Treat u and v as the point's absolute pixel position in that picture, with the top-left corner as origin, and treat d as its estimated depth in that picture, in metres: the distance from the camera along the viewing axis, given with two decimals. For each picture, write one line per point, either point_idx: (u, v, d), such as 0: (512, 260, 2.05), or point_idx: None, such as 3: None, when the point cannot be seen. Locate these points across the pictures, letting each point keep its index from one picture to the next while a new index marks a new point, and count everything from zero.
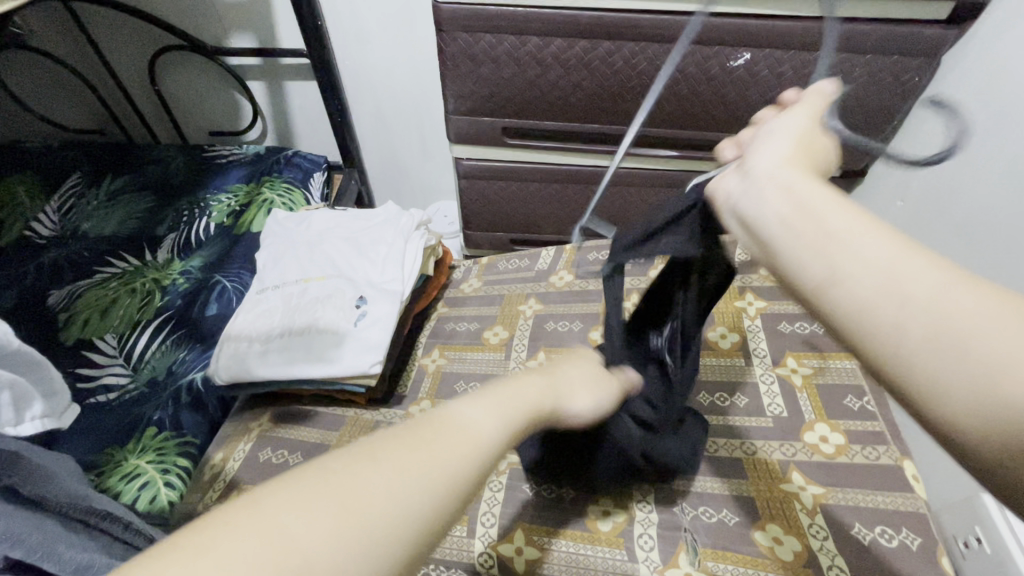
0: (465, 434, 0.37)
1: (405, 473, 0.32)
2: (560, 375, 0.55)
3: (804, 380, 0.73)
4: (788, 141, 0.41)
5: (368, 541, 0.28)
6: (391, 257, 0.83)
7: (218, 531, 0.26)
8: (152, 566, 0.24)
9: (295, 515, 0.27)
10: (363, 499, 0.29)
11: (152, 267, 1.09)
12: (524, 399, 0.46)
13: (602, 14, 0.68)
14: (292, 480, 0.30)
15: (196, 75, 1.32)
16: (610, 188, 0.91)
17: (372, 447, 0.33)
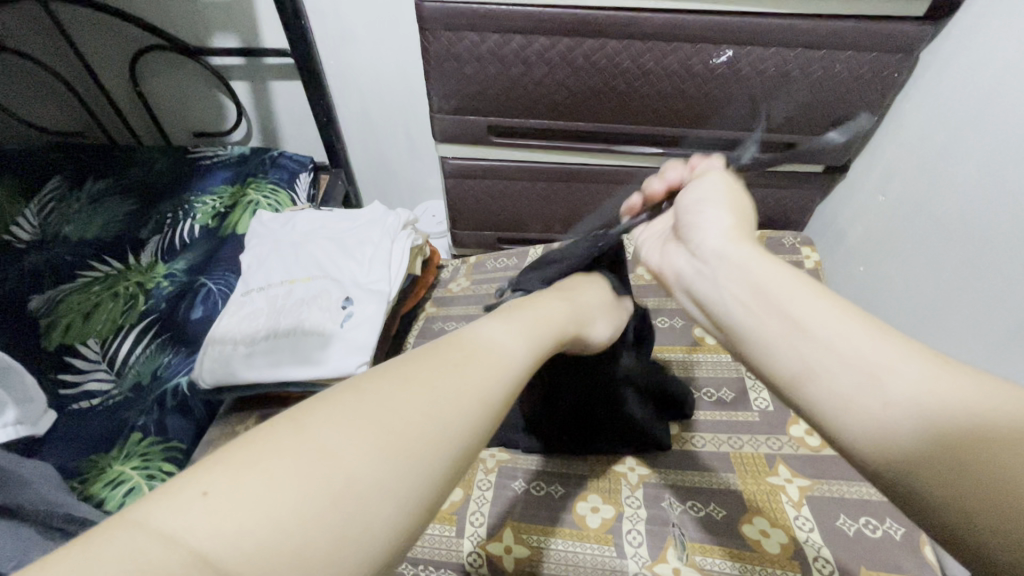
0: (485, 360, 0.38)
1: (438, 399, 0.32)
2: (575, 301, 0.60)
3: None
4: (725, 213, 0.52)
5: (413, 463, 0.28)
6: (378, 258, 0.82)
7: (267, 456, 0.26)
8: (212, 479, 0.24)
9: (345, 439, 0.28)
10: (410, 414, 0.30)
11: (136, 270, 1.07)
12: (541, 318, 0.50)
13: (584, 12, 0.68)
14: (337, 407, 0.30)
15: (178, 75, 1.30)
16: (596, 186, 0.91)
17: (398, 377, 0.33)
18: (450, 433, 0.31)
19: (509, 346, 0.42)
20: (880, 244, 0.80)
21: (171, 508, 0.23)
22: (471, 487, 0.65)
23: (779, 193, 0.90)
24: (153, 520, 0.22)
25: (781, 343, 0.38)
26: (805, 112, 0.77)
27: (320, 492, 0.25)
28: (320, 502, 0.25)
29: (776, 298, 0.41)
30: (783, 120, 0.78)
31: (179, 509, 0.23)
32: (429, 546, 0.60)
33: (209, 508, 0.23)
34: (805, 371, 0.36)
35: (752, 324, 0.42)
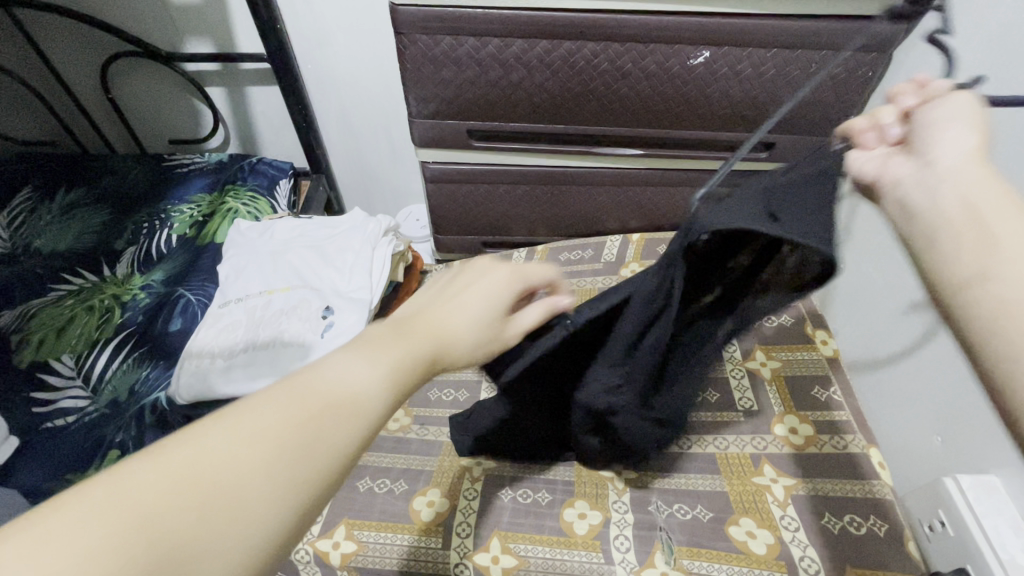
0: (339, 399, 0.33)
1: (271, 450, 0.30)
2: (448, 309, 0.44)
3: (773, 373, 0.74)
4: (972, 131, 0.36)
5: (224, 527, 0.27)
6: (358, 266, 0.81)
7: (73, 517, 0.25)
8: (1, 552, 0.23)
9: (151, 501, 0.26)
10: (219, 477, 0.28)
11: (111, 282, 1.05)
12: (428, 339, 0.42)
13: (561, 15, 0.68)
14: (161, 463, 0.28)
15: (153, 82, 1.27)
16: (578, 188, 0.90)
17: (240, 424, 0.30)
18: (282, 488, 0.29)
19: (375, 380, 0.36)
20: (860, 241, 0.81)
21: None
22: (456, 497, 0.64)
23: None
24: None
25: (965, 250, 0.32)
26: (784, 111, 0.77)
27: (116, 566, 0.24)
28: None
29: (1009, 214, 0.32)
30: (761, 119, 0.78)
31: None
32: (415, 558, 0.59)
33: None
34: (984, 275, 0.31)
35: (948, 239, 0.33)
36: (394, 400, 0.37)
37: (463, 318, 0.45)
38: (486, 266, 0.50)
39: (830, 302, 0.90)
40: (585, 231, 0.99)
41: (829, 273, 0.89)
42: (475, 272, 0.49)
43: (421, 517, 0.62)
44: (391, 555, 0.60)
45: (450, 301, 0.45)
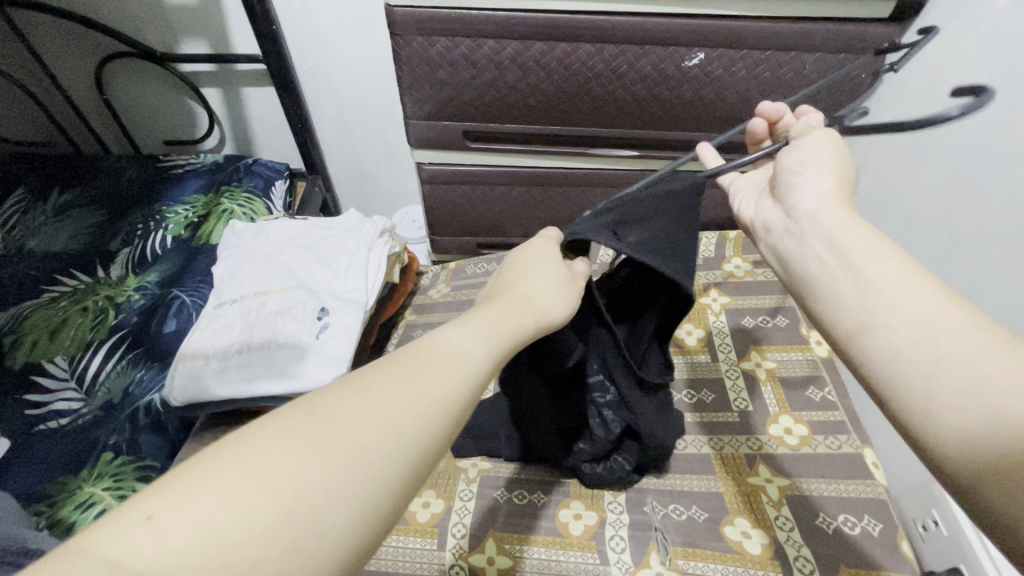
0: (442, 366, 0.37)
1: (390, 410, 0.33)
2: (524, 279, 0.49)
3: (768, 373, 0.75)
4: (828, 175, 0.44)
5: (360, 477, 0.29)
6: (354, 267, 0.81)
7: (221, 474, 0.27)
8: (160, 503, 0.25)
9: (293, 451, 0.29)
10: (348, 423, 0.31)
11: (105, 284, 1.04)
12: (510, 313, 0.45)
13: (555, 16, 0.68)
14: (296, 425, 0.30)
15: (148, 83, 1.27)
16: (573, 189, 0.90)
17: (360, 391, 0.33)
18: (402, 442, 0.32)
19: (472, 350, 0.40)
20: None
21: (121, 531, 0.24)
22: (452, 498, 0.64)
23: None
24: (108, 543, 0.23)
25: (848, 299, 0.38)
26: None
27: (273, 508, 0.26)
28: (278, 521, 0.26)
29: (869, 257, 0.39)
30: None
31: (127, 532, 0.24)
32: (411, 559, 0.59)
33: (161, 530, 0.24)
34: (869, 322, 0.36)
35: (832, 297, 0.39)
36: (491, 366, 0.41)
37: (543, 294, 0.48)
38: (533, 251, 0.53)
39: None
40: None
41: None
42: (531, 248, 0.53)
43: (417, 518, 0.62)
44: (386, 557, 0.60)
45: (524, 276, 0.50)
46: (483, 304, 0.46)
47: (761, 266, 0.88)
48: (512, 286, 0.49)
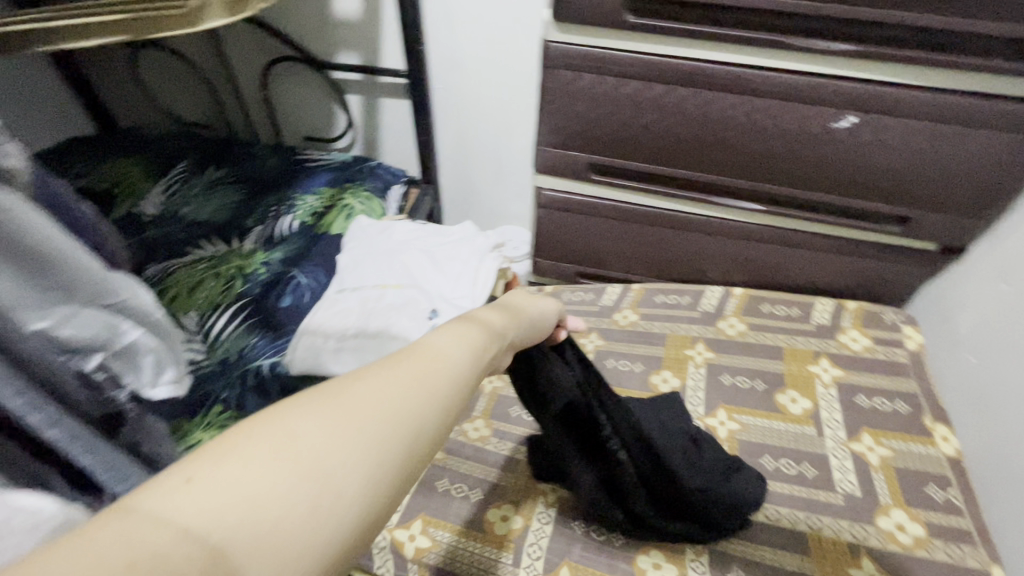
0: (445, 359, 0.34)
1: (404, 392, 0.29)
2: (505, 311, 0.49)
3: (881, 460, 0.69)
4: None
5: (373, 447, 0.26)
6: (465, 276, 0.86)
7: (236, 446, 0.23)
8: (199, 467, 0.22)
9: (312, 425, 0.25)
10: (364, 398, 0.28)
11: (238, 254, 1.17)
12: (490, 329, 0.43)
13: (707, 66, 0.69)
14: (306, 401, 0.27)
15: (302, 84, 1.42)
16: (687, 233, 0.90)
17: (368, 372, 0.30)
18: (411, 419, 0.28)
19: (469, 357, 0.36)
20: (995, 338, 0.74)
21: (164, 491, 0.21)
22: (530, 518, 0.65)
23: (883, 266, 0.86)
24: (151, 509, 0.20)
25: None
26: (927, 187, 0.73)
27: (287, 471, 0.23)
28: (294, 488, 0.22)
29: None
30: (900, 192, 0.74)
31: (164, 492, 0.21)
32: (487, 568, 0.60)
33: (195, 493, 0.21)
34: None
35: None
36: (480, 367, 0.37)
37: (504, 321, 0.47)
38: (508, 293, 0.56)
39: (951, 399, 0.81)
40: (683, 277, 0.98)
41: (953, 369, 0.82)
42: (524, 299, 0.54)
43: (494, 529, 0.64)
44: (459, 558, 0.61)
45: (504, 311, 0.48)
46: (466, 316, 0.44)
47: (882, 344, 0.83)
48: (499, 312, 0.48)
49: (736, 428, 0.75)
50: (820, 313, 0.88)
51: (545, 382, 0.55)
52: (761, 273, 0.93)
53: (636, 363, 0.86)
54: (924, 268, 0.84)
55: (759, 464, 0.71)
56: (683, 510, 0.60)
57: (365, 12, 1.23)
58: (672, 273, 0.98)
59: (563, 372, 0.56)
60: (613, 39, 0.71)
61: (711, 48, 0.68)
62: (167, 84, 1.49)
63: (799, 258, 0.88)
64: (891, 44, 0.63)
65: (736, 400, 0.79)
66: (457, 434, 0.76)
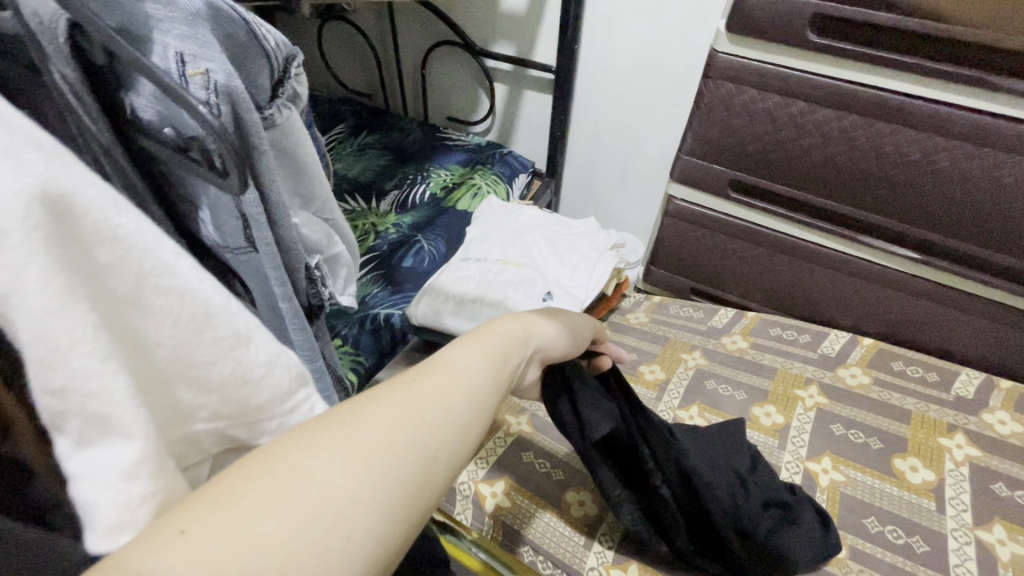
0: (452, 381, 0.33)
1: (408, 423, 0.28)
2: (530, 321, 0.47)
3: (1013, 558, 0.61)
4: None
5: (380, 484, 0.25)
6: (582, 268, 0.89)
7: (233, 489, 0.22)
8: (193, 513, 0.21)
9: (317, 462, 0.24)
10: (372, 432, 0.27)
11: (374, 213, 1.30)
12: (508, 338, 0.42)
13: (887, 96, 0.66)
14: (308, 431, 0.26)
15: (456, 69, 1.52)
16: (820, 269, 0.86)
17: (372, 398, 0.29)
18: (415, 450, 0.27)
19: (483, 376, 0.35)
20: None
21: (154, 543, 0.20)
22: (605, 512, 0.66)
23: None
24: (147, 566, 0.19)
25: None
26: None
27: (289, 515, 0.22)
28: (301, 535, 0.22)
29: None
30: None
31: (157, 546, 0.20)
32: (557, 543, 0.63)
33: (192, 546, 0.20)
34: None
35: None
36: (495, 384, 0.36)
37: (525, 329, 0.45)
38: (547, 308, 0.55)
39: None
40: (808, 315, 0.92)
41: None
42: (548, 315, 0.51)
43: (570, 510, 0.66)
44: (536, 531, 0.65)
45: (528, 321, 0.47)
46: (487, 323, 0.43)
47: None
48: (525, 321, 0.46)
49: (840, 481, 0.70)
50: (963, 386, 0.79)
51: (581, 407, 0.54)
52: (900, 328, 0.85)
53: (738, 390, 0.83)
54: None
55: (860, 523, 0.66)
56: (723, 557, 0.57)
57: (531, 9, 1.30)
58: (795, 309, 0.93)
59: (597, 403, 0.55)
60: (784, 56, 0.70)
61: (897, 77, 0.64)
62: (345, 52, 1.67)
63: (948, 320, 0.80)
64: None
65: (846, 453, 0.73)
66: (546, 414, 0.79)
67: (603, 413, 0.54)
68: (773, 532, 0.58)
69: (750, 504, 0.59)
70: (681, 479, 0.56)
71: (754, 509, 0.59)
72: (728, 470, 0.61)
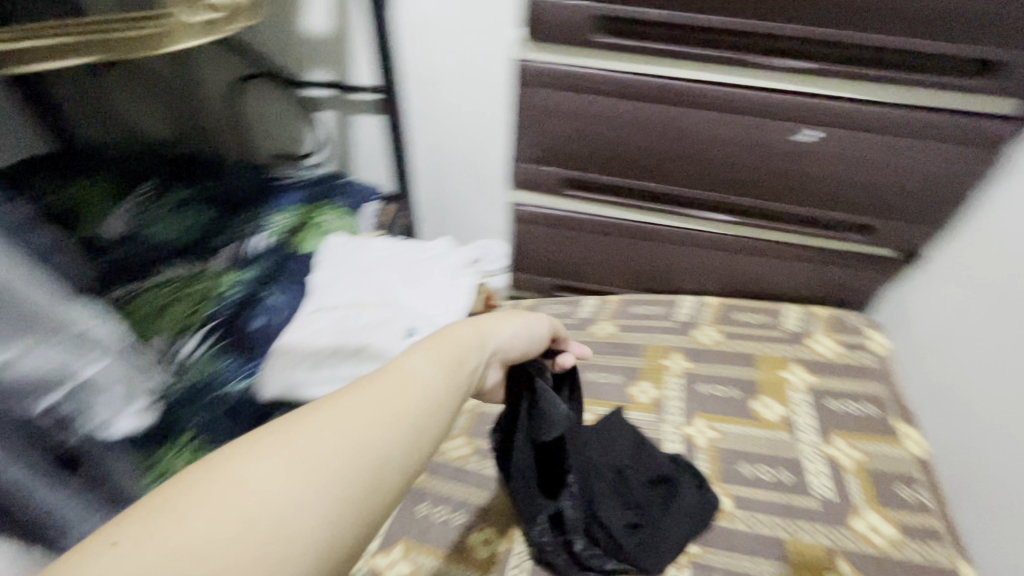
0: (398, 392, 0.36)
1: (349, 432, 0.32)
2: (489, 323, 0.50)
3: (854, 464, 0.71)
4: None
5: (317, 490, 0.29)
6: (441, 294, 0.86)
7: (179, 505, 0.27)
8: (125, 530, 0.26)
9: (256, 475, 0.29)
10: (309, 445, 0.31)
11: (206, 275, 1.04)
12: (463, 348, 0.45)
13: (675, 84, 0.72)
14: (252, 447, 0.30)
15: (273, 101, 1.40)
16: (659, 245, 0.92)
17: (317, 413, 0.33)
18: (364, 458, 0.32)
19: (437, 386, 0.39)
20: (965, 340, 0.77)
21: (99, 557, 0.25)
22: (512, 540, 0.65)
23: (851, 273, 0.88)
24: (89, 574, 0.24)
25: None
26: (885, 196, 0.76)
27: (233, 523, 0.27)
28: (236, 542, 0.26)
29: None
30: (862, 202, 0.77)
31: (103, 558, 0.25)
32: None
33: (135, 554, 0.25)
34: None
35: None
36: (448, 391, 0.40)
37: (482, 332, 0.49)
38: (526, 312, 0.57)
39: (919, 402, 0.84)
40: (660, 287, 0.99)
41: (918, 370, 0.85)
42: (515, 313, 0.54)
43: (477, 553, 0.64)
44: None
45: (488, 322, 0.50)
46: (444, 329, 0.47)
47: (850, 351, 0.86)
48: (483, 326, 0.50)
49: (714, 437, 0.76)
50: (790, 321, 0.90)
51: (538, 408, 0.56)
52: (734, 283, 0.95)
53: (614, 375, 0.86)
54: (889, 273, 0.87)
55: (737, 471, 0.72)
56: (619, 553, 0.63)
57: (338, 31, 1.23)
58: (649, 284, 0.99)
59: (558, 407, 0.55)
60: (582, 58, 0.73)
61: (679, 66, 0.71)
62: (131, 88, 1.30)
63: (769, 267, 0.90)
64: (847, 61, 0.67)
65: (714, 408, 0.80)
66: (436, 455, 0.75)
67: (556, 419, 0.55)
68: (655, 520, 0.65)
69: (632, 493, 0.67)
70: (581, 479, 0.65)
71: (637, 502, 0.67)
72: (609, 463, 0.69)
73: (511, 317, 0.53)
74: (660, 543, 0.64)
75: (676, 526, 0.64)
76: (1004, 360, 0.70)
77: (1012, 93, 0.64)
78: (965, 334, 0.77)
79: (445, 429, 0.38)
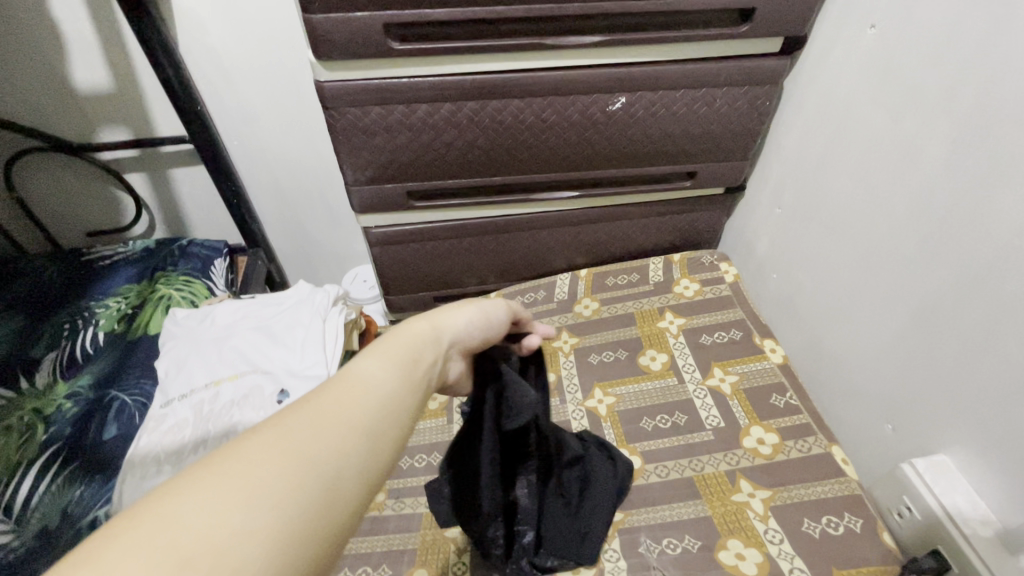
0: (351, 402, 0.35)
1: (300, 448, 0.31)
2: (442, 316, 0.49)
3: (732, 388, 0.78)
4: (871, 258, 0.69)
5: (268, 513, 0.27)
6: (310, 341, 0.79)
7: (112, 553, 0.24)
8: None
9: (195, 510, 0.26)
10: (254, 467, 0.29)
11: (30, 396, 0.87)
12: (417, 346, 0.44)
13: (485, 77, 0.71)
14: (193, 479, 0.28)
15: (63, 172, 1.14)
16: (520, 234, 0.93)
17: (264, 435, 0.31)
18: (315, 471, 0.30)
19: (389, 391, 0.37)
20: (784, 253, 0.88)
21: None
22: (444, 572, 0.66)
23: (693, 216, 0.97)
24: None
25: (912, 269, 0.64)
26: (700, 143, 0.83)
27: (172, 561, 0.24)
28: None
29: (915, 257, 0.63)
30: (682, 153, 0.84)
31: None
32: None
33: None
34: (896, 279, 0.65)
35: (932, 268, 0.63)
36: (406, 393, 0.39)
37: (436, 326, 0.48)
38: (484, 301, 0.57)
39: (770, 313, 0.95)
40: (535, 272, 1.01)
41: (765, 287, 0.95)
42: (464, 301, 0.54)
43: None
44: None
45: (441, 315, 0.50)
46: (399, 329, 0.45)
47: None
48: (439, 321, 0.48)
49: (614, 402, 0.80)
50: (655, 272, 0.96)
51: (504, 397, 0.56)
52: (599, 251, 0.99)
53: None
54: (721, 207, 0.97)
55: (640, 428, 0.77)
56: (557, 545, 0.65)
57: (118, 82, 1.02)
58: (523, 273, 1.01)
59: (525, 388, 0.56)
60: (384, 69, 0.69)
61: (484, 59, 0.70)
62: None
63: (624, 229, 0.96)
64: (637, 29, 0.70)
65: (608, 374, 0.84)
66: None
67: (524, 405, 0.55)
68: (579, 507, 0.67)
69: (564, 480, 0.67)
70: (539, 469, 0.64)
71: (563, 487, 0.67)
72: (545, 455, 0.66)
73: (464, 305, 0.53)
74: (591, 521, 0.66)
75: (604, 504, 0.67)
76: (815, 263, 0.81)
77: (774, 32, 0.72)
78: (785, 242, 0.87)
79: (403, 432, 0.37)
